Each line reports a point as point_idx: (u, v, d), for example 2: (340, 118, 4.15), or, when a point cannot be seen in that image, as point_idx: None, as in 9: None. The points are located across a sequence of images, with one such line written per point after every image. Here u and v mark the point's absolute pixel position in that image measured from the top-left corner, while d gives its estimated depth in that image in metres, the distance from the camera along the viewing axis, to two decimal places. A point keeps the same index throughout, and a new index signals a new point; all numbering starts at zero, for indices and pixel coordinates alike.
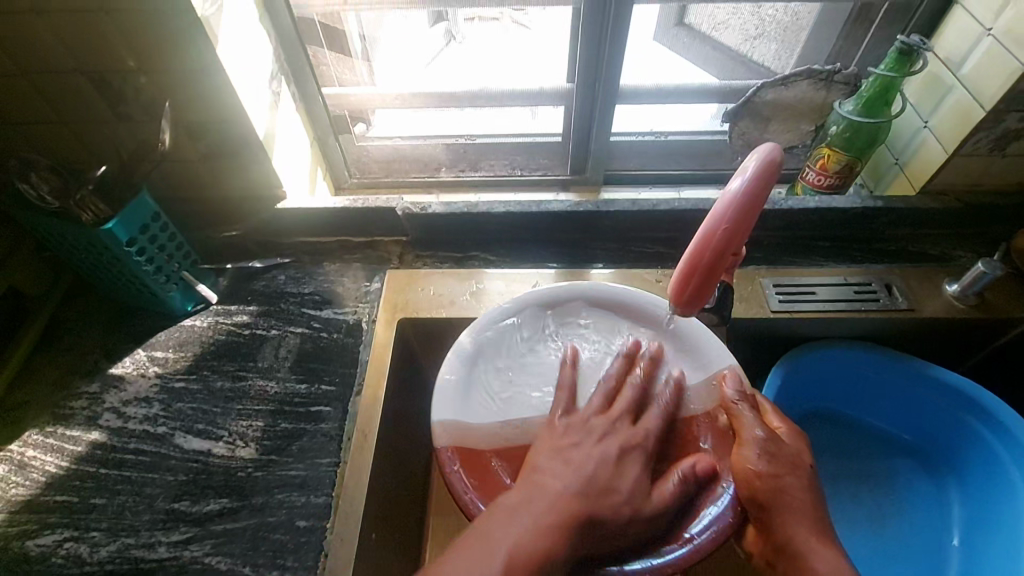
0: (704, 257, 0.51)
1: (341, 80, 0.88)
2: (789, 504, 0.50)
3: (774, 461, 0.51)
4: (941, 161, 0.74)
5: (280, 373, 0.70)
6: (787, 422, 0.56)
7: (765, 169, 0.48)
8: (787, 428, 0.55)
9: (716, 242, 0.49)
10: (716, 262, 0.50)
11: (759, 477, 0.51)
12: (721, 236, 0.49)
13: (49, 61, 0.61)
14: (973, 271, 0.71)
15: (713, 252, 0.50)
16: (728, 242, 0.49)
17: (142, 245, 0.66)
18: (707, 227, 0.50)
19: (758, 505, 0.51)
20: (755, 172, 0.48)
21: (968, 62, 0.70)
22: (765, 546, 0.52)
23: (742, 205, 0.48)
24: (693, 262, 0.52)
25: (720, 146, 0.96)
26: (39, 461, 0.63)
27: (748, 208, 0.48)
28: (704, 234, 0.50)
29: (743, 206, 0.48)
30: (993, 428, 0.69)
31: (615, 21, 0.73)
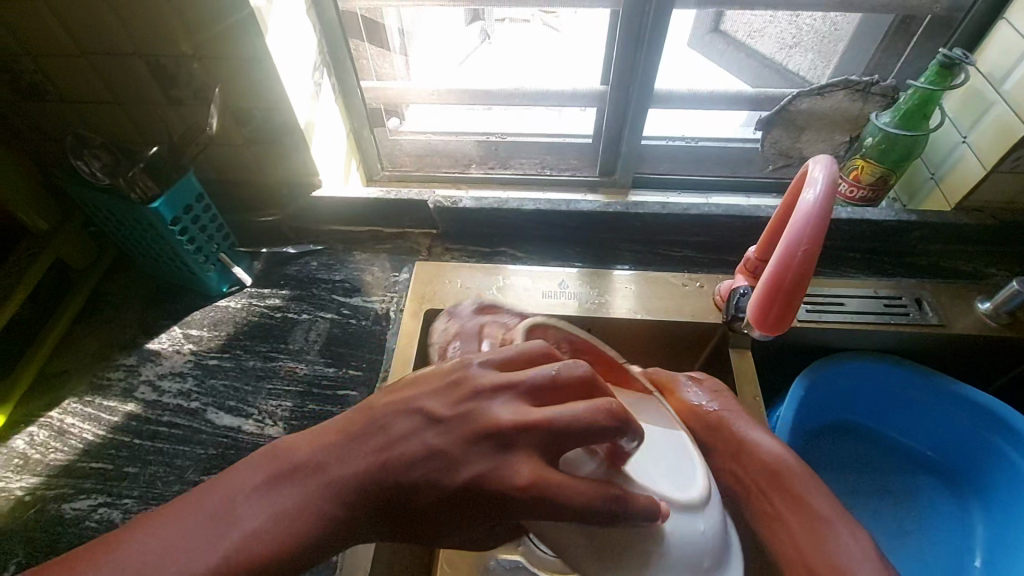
0: (787, 277, 0.49)
1: (378, 73, 0.90)
2: (785, 459, 0.55)
3: (736, 415, 0.59)
4: (979, 177, 0.73)
5: (309, 356, 0.71)
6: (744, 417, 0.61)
7: (830, 181, 0.50)
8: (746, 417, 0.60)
9: (798, 260, 0.48)
10: (799, 281, 0.49)
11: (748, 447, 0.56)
12: (803, 254, 0.48)
13: (108, 45, 0.64)
14: (1006, 289, 0.70)
15: (795, 271, 0.48)
16: (809, 260, 0.48)
17: (184, 224, 0.68)
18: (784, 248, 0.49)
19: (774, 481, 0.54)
20: (824, 186, 0.49)
21: (1011, 78, 0.69)
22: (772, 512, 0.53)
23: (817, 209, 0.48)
24: (772, 281, 0.50)
25: (752, 154, 0.95)
26: (77, 429, 0.66)
27: (822, 219, 0.48)
28: (782, 253, 0.49)
29: (820, 218, 0.48)
30: (1020, 449, 0.67)
31: (653, 24, 0.74)
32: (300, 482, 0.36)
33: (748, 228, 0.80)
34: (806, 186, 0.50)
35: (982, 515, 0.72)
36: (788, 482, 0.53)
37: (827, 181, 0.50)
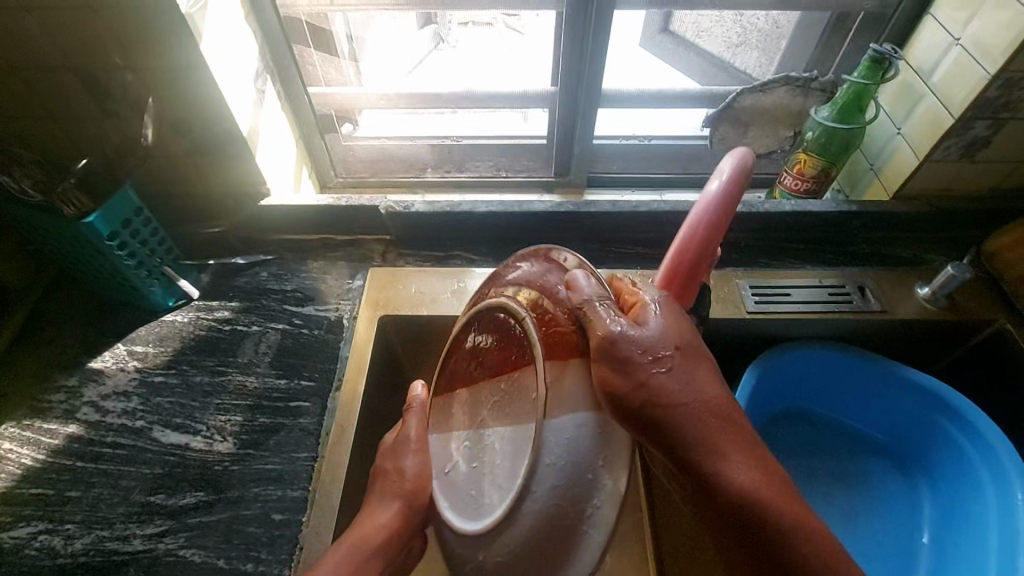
0: (688, 257, 0.47)
1: (327, 80, 0.89)
2: (765, 494, 0.38)
3: (696, 421, 0.40)
4: (913, 167, 0.76)
5: (260, 368, 0.70)
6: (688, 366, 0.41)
7: (741, 169, 0.48)
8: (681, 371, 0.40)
9: (698, 240, 0.47)
10: (694, 270, 0.48)
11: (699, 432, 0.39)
12: (703, 234, 0.46)
13: (33, 56, 0.62)
14: (942, 275, 0.73)
15: (695, 250, 0.47)
16: (709, 241, 0.47)
17: (122, 239, 0.66)
18: (683, 233, 0.47)
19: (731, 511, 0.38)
20: (733, 171, 0.48)
21: (938, 71, 0.71)
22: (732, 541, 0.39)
23: (718, 205, 0.47)
24: (674, 261, 0.48)
25: (702, 151, 0.97)
26: (15, 454, 0.63)
27: (727, 203, 0.47)
28: (683, 233, 0.47)
29: (720, 210, 0.46)
30: (963, 428, 0.70)
31: (596, 24, 0.75)
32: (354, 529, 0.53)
33: None
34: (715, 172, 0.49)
35: (929, 494, 0.74)
36: (771, 533, 0.38)
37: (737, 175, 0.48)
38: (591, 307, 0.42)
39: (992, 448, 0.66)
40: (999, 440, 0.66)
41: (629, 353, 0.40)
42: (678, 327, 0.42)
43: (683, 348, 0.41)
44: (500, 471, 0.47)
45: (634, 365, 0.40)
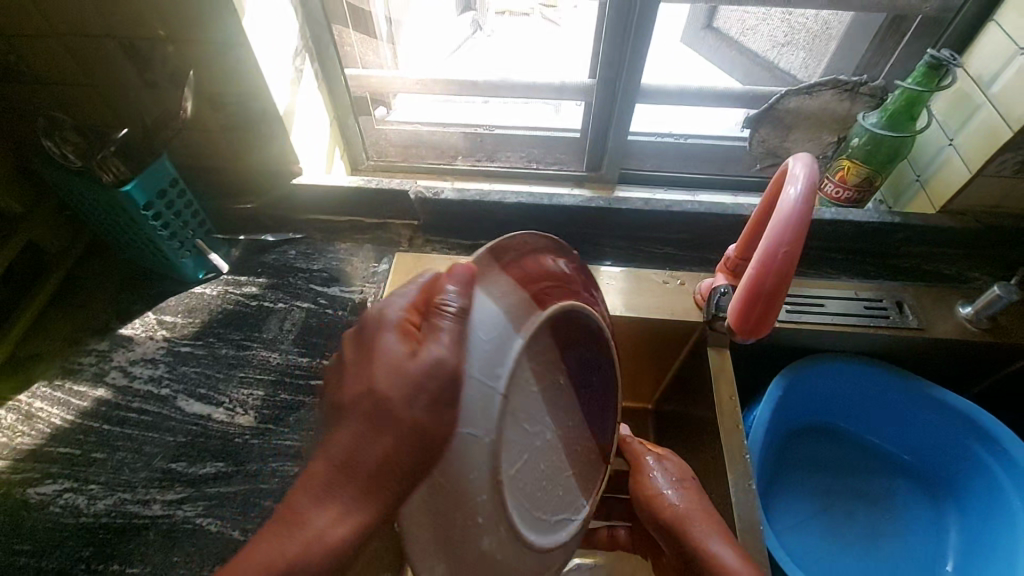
0: (768, 279, 0.46)
1: (364, 62, 0.89)
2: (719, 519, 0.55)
3: (683, 495, 0.57)
4: (963, 181, 0.72)
5: (284, 345, 0.71)
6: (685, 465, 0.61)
7: (811, 181, 0.46)
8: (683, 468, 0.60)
9: (779, 261, 0.45)
10: (778, 286, 0.46)
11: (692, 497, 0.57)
12: (785, 254, 0.45)
13: (82, 26, 0.63)
14: (987, 295, 0.69)
15: (777, 272, 0.45)
16: (790, 260, 0.45)
17: (157, 209, 0.67)
18: (763, 252, 0.46)
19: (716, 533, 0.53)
20: (806, 184, 0.46)
21: (999, 81, 0.68)
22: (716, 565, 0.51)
23: (796, 218, 0.45)
24: (754, 282, 0.47)
25: (739, 153, 0.95)
26: (45, 413, 0.65)
27: (804, 219, 0.45)
28: (762, 255, 0.46)
29: (799, 221, 0.44)
30: (998, 456, 0.67)
31: (640, 17, 0.73)
32: (358, 472, 0.36)
33: (731, 226, 0.79)
34: (788, 183, 0.46)
35: (956, 521, 0.72)
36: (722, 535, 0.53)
37: (808, 183, 0.46)
38: (629, 443, 0.62)
39: None
40: None
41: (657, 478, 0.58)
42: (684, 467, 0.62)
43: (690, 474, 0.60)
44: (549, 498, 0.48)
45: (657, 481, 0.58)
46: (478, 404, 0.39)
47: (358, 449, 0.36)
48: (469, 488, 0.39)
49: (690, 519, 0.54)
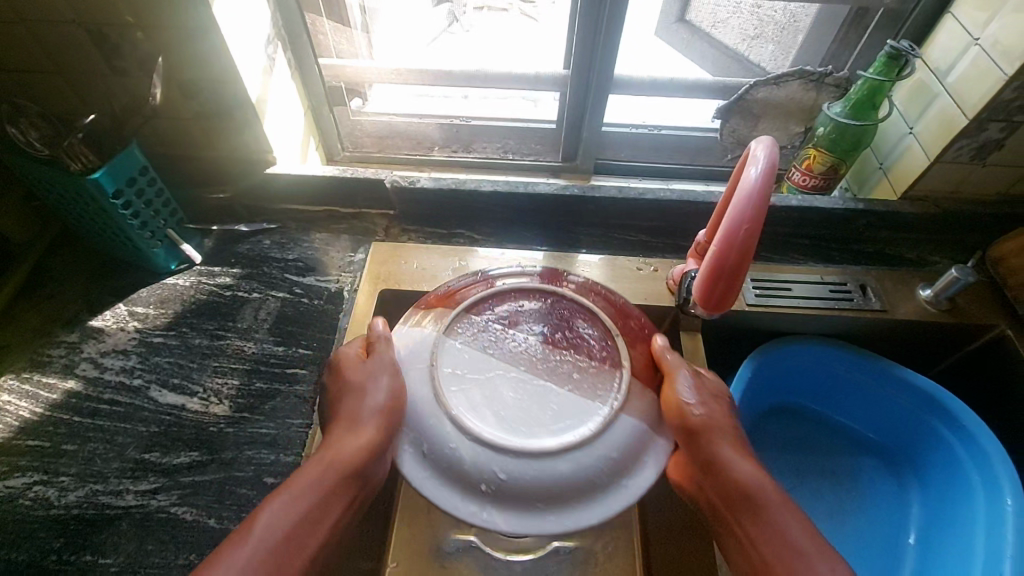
0: (730, 258, 0.48)
1: (338, 51, 0.88)
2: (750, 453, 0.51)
3: (710, 409, 0.53)
4: (923, 168, 0.75)
5: (259, 334, 0.70)
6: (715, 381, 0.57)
7: (772, 162, 0.48)
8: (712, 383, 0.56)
9: (739, 241, 0.47)
10: (739, 263, 0.48)
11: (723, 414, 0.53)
12: (745, 234, 0.46)
13: (46, 11, 0.62)
14: (945, 277, 0.72)
15: (738, 250, 0.47)
16: (750, 238, 0.47)
17: (127, 198, 0.66)
18: (725, 231, 0.47)
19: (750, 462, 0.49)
20: (766, 165, 0.47)
21: (955, 71, 0.71)
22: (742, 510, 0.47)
23: (756, 198, 0.46)
24: (716, 261, 0.48)
25: (711, 143, 0.97)
26: (13, 406, 0.64)
27: (764, 199, 0.46)
28: (724, 234, 0.47)
29: (758, 201, 0.46)
30: (958, 433, 0.70)
31: (612, 6, 0.74)
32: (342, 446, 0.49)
33: (703, 213, 0.81)
34: (749, 164, 0.47)
35: (918, 496, 0.75)
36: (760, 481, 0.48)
37: (768, 165, 0.48)
38: (665, 351, 0.56)
39: (985, 455, 0.66)
40: (992, 445, 0.66)
41: (684, 388, 0.53)
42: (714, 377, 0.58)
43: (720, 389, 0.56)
44: (547, 416, 0.50)
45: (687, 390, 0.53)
46: (417, 375, 0.53)
47: (349, 427, 0.51)
48: (439, 437, 0.50)
49: (708, 425, 0.51)
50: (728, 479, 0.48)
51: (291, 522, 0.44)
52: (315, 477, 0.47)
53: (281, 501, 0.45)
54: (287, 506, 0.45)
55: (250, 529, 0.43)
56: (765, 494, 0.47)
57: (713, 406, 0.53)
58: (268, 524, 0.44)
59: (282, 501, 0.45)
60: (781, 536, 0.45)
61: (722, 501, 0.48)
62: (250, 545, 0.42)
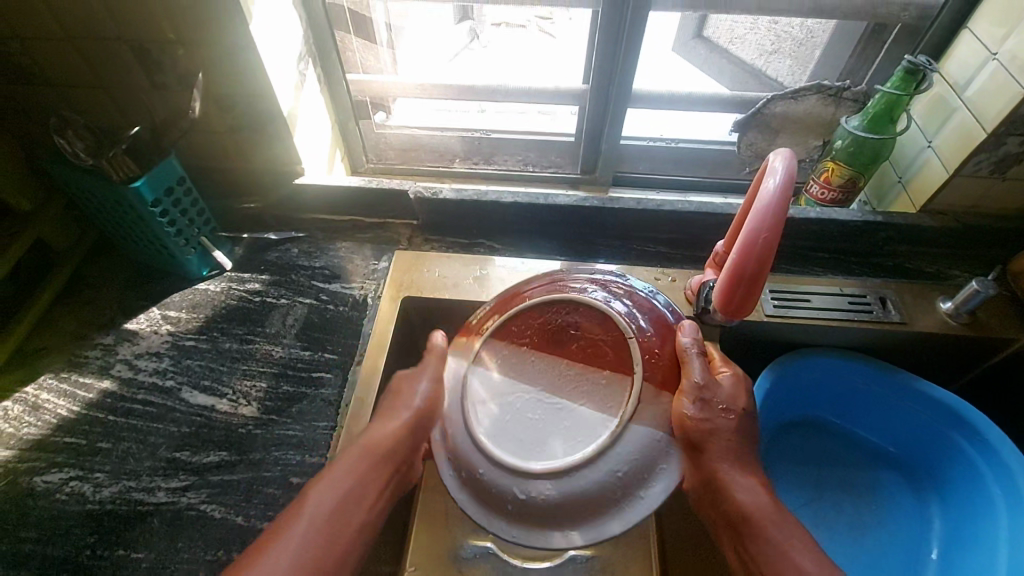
0: (748, 265, 0.48)
1: (365, 66, 0.92)
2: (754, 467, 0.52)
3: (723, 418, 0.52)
4: (942, 180, 0.75)
5: (286, 339, 0.72)
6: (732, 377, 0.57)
7: (790, 174, 0.49)
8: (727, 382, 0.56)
9: (758, 250, 0.48)
10: (757, 272, 0.49)
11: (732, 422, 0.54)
12: (763, 242, 0.47)
13: (94, 29, 0.65)
14: (966, 290, 0.72)
15: (756, 258, 0.48)
16: (768, 246, 0.48)
17: (164, 206, 0.69)
18: (743, 240, 0.48)
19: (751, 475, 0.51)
20: (785, 177, 0.48)
21: (973, 85, 0.71)
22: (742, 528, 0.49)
23: (775, 209, 0.47)
24: (734, 268, 0.49)
25: (729, 156, 0.98)
26: (52, 404, 0.66)
27: (781, 209, 0.47)
28: (742, 243, 0.48)
29: (777, 212, 0.47)
30: (979, 448, 0.69)
31: (631, 22, 0.76)
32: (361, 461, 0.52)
33: (721, 225, 0.82)
34: (767, 176, 0.49)
35: (940, 512, 0.74)
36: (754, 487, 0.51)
37: (786, 177, 0.49)
38: (688, 356, 0.53)
39: (1007, 469, 0.66)
40: (1016, 461, 0.65)
41: (698, 405, 0.51)
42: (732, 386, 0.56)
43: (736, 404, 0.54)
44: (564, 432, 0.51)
45: (705, 405, 0.51)
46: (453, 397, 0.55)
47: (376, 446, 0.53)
48: (467, 452, 0.52)
49: (721, 450, 0.51)
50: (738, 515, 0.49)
51: (336, 497, 0.50)
52: (354, 460, 0.52)
53: (324, 484, 0.51)
54: (331, 485, 0.50)
55: (283, 538, 0.47)
56: (774, 534, 0.48)
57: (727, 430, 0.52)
58: (306, 515, 0.49)
59: (326, 482, 0.51)
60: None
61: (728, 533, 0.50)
62: (301, 519, 0.48)
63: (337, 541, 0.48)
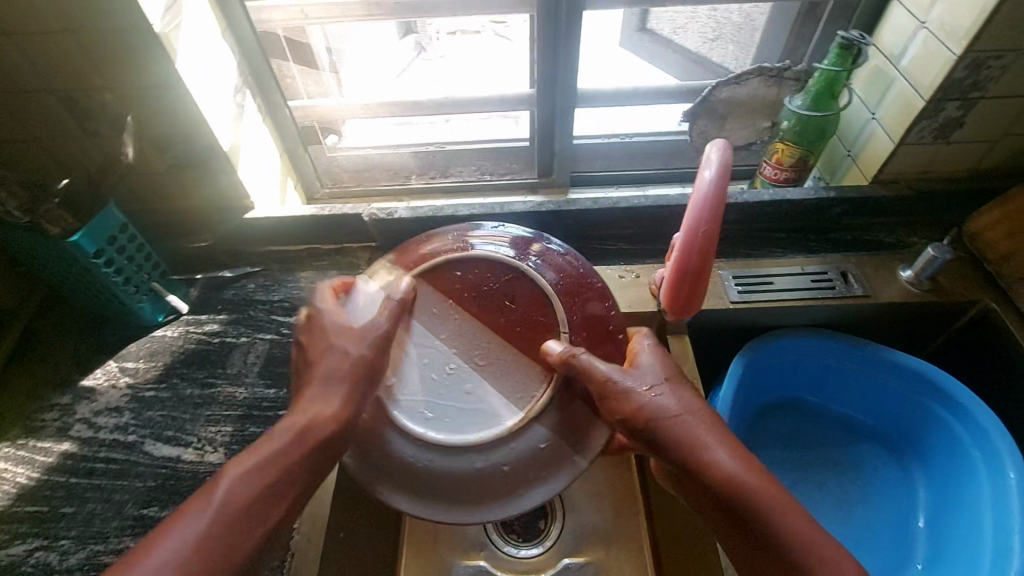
0: (693, 260, 0.48)
1: (307, 92, 0.90)
2: (706, 414, 0.46)
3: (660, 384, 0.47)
4: (889, 151, 0.76)
5: (249, 378, 0.71)
6: (655, 347, 0.51)
7: (727, 161, 0.48)
8: (654, 355, 0.50)
9: (699, 241, 0.47)
10: (702, 263, 0.49)
11: (672, 382, 0.48)
12: (704, 234, 0.47)
13: (13, 83, 0.63)
14: (923, 257, 0.73)
15: (699, 250, 0.48)
16: (711, 238, 0.48)
17: (109, 256, 0.67)
18: (685, 232, 0.48)
19: (706, 426, 0.46)
20: (721, 165, 0.47)
21: (907, 54, 0.72)
22: (727, 513, 0.43)
23: (710, 200, 0.47)
24: (679, 262, 0.49)
25: (682, 145, 0.98)
26: (9, 473, 0.64)
27: (720, 199, 0.47)
28: (685, 236, 0.48)
29: (714, 202, 0.46)
30: (951, 409, 0.70)
31: (567, 21, 0.76)
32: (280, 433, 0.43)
33: (679, 216, 0.82)
34: (703, 166, 0.48)
35: (923, 478, 0.74)
36: (711, 429, 0.46)
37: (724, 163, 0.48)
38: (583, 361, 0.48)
39: (980, 427, 0.67)
40: (989, 419, 0.66)
41: (621, 396, 0.46)
42: (663, 362, 0.50)
43: (668, 370, 0.49)
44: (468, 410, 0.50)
45: (632, 392, 0.46)
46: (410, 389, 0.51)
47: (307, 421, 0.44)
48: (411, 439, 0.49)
49: (686, 420, 0.46)
50: (719, 492, 0.43)
51: (253, 494, 0.40)
52: (287, 438, 0.43)
53: (243, 470, 0.41)
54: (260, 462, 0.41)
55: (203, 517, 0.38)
56: (765, 498, 0.42)
57: (681, 407, 0.46)
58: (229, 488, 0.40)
59: (250, 458, 0.41)
60: (785, 536, 0.42)
61: (714, 516, 0.44)
62: (205, 517, 0.38)
63: (247, 545, 0.39)
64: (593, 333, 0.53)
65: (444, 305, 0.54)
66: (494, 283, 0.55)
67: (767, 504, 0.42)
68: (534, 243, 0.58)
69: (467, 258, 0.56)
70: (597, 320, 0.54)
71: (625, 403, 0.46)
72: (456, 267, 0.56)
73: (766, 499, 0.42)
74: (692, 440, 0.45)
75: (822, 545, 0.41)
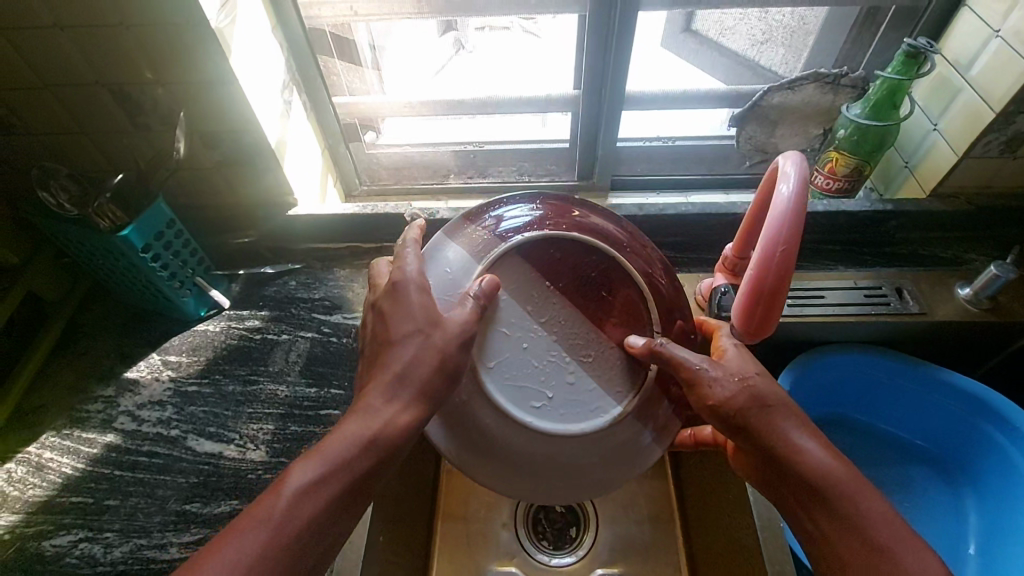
0: (768, 278, 0.45)
1: (351, 89, 0.89)
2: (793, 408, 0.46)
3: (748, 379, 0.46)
4: (951, 164, 0.73)
5: (290, 377, 0.71)
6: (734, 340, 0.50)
7: (803, 177, 0.47)
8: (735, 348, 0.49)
9: (778, 258, 0.45)
10: (780, 282, 0.46)
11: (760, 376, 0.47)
12: (782, 252, 0.45)
13: (68, 76, 0.63)
14: (984, 275, 0.70)
15: (776, 271, 0.45)
16: (789, 258, 0.45)
17: (156, 251, 0.67)
18: (762, 246, 0.46)
19: (793, 419, 0.45)
20: (798, 180, 0.46)
21: (976, 64, 0.69)
22: (817, 506, 0.43)
23: (790, 215, 0.45)
24: (754, 281, 0.46)
25: (728, 151, 0.96)
26: (55, 463, 0.65)
27: (799, 213, 0.45)
28: (761, 251, 0.45)
29: (794, 217, 0.45)
30: (1007, 432, 0.68)
31: (623, 18, 0.73)
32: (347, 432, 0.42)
33: (726, 225, 0.80)
34: (780, 180, 0.47)
35: (974, 504, 0.71)
36: (797, 423, 0.45)
37: (801, 177, 0.47)
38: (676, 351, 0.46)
39: None
40: None
41: (713, 384, 0.45)
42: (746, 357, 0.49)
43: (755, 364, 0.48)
44: (568, 395, 0.47)
45: (725, 385, 0.45)
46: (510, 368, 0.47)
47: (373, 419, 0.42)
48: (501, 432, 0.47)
49: (775, 408, 0.45)
50: (804, 474, 0.43)
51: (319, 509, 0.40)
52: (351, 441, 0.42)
53: (311, 473, 0.40)
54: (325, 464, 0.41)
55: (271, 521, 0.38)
56: (851, 487, 0.43)
57: (770, 402, 0.45)
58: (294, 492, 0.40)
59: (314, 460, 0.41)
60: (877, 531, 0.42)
61: (795, 495, 0.44)
62: (269, 528, 0.38)
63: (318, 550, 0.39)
64: (671, 310, 0.51)
65: (544, 289, 0.49)
66: (592, 270, 0.50)
67: (856, 503, 0.43)
68: (607, 219, 0.54)
69: (537, 240, 0.50)
70: (670, 299, 0.52)
71: (716, 395, 0.45)
72: (524, 251, 0.50)
73: (858, 496, 0.43)
74: (783, 434, 0.44)
75: (897, 527, 0.42)
